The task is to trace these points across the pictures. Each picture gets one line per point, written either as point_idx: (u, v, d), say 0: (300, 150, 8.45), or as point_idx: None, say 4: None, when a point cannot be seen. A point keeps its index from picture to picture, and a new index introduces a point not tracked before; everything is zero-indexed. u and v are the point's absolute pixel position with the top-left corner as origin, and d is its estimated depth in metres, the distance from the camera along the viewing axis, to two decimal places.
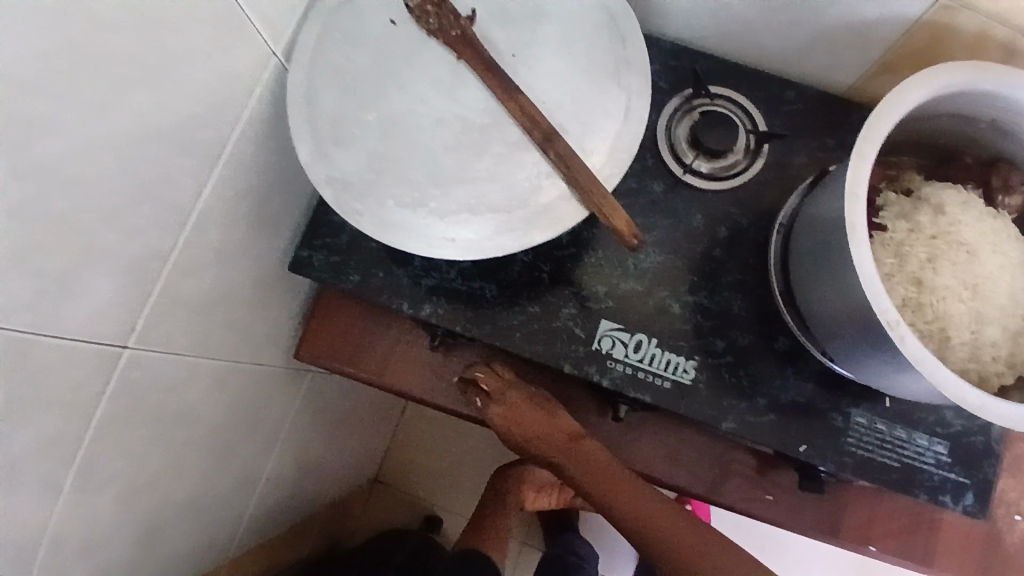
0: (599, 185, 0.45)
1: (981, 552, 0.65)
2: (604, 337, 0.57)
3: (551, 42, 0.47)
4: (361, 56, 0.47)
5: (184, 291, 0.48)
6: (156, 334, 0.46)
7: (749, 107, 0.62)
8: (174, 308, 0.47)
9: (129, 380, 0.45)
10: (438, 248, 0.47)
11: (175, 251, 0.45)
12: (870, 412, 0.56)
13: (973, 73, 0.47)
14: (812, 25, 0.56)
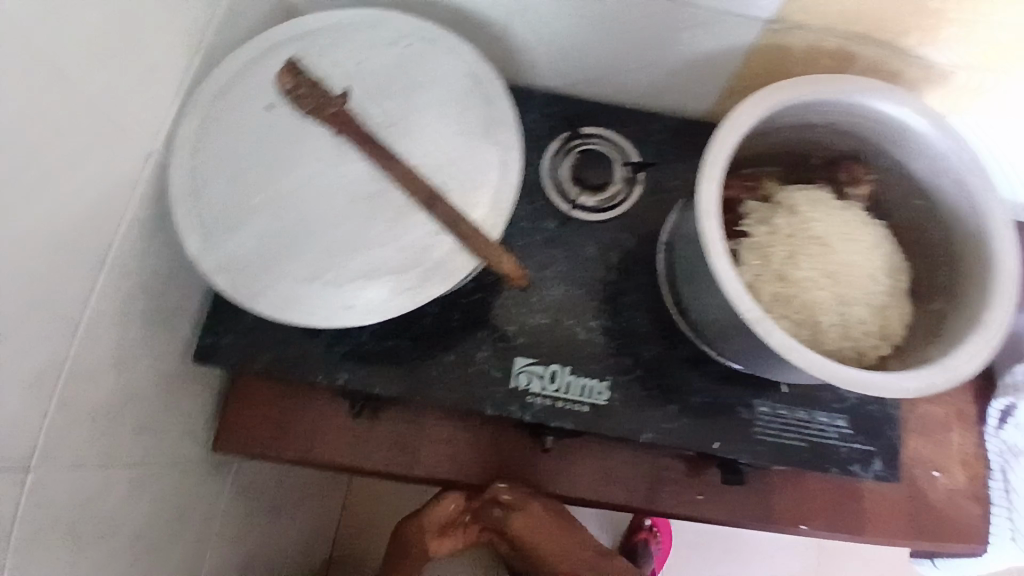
0: (484, 234, 0.48)
1: (898, 503, 0.70)
2: (521, 373, 0.60)
3: (423, 107, 0.50)
4: (240, 144, 0.49)
5: (87, 397, 0.46)
6: (64, 446, 0.45)
7: (623, 142, 0.66)
8: (78, 416, 0.46)
9: (42, 498, 0.43)
10: (339, 318, 0.46)
11: (72, 358, 0.44)
12: (771, 400, 0.61)
13: (797, 89, 0.51)
14: (663, 60, 0.62)
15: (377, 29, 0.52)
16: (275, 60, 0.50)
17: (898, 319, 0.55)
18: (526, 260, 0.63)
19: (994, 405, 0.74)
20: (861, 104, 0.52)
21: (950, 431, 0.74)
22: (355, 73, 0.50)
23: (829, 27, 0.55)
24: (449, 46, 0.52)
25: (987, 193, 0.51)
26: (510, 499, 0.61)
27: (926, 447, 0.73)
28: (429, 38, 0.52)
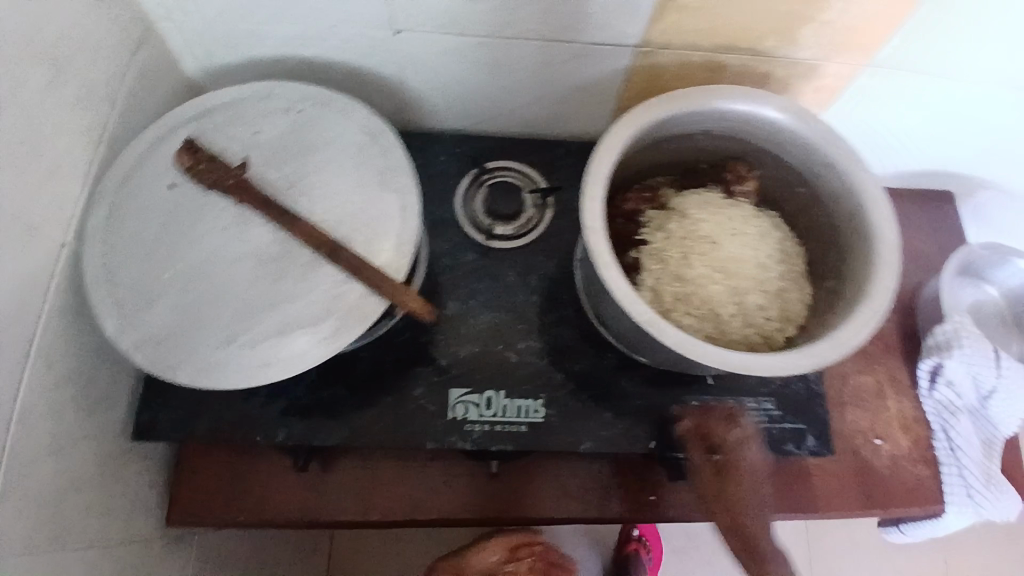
0: (390, 277, 0.50)
1: (846, 476, 0.72)
2: (457, 404, 0.62)
3: (320, 166, 0.53)
4: (148, 225, 0.51)
5: (30, 486, 0.47)
6: (13, 537, 0.45)
7: (530, 171, 0.70)
8: (25, 505, 0.47)
9: None
10: (259, 376, 0.48)
11: (7, 451, 0.45)
12: (700, 394, 0.64)
13: (670, 103, 0.54)
14: (551, 90, 0.66)
15: (270, 99, 0.55)
16: (174, 141, 0.53)
17: (797, 300, 0.59)
18: (450, 294, 0.66)
19: (922, 366, 0.76)
20: (727, 110, 0.55)
21: (887, 398, 0.77)
22: (252, 143, 0.53)
23: (693, 42, 0.59)
24: (340, 106, 0.55)
25: (857, 175, 0.54)
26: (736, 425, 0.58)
27: (865, 417, 0.75)
28: (320, 102, 0.55)
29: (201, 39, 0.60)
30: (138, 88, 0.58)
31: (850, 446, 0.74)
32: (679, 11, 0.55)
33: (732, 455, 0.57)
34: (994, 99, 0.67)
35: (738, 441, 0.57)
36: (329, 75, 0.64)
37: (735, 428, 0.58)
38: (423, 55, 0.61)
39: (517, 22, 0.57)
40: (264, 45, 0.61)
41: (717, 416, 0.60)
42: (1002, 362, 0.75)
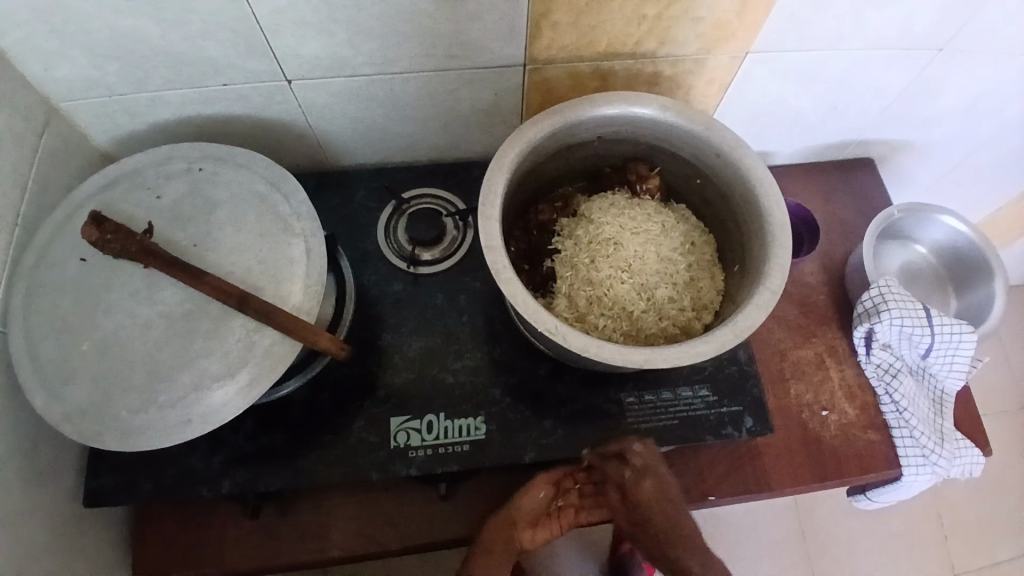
0: (301, 318, 0.51)
1: (796, 448, 0.72)
2: (399, 432, 0.63)
3: (223, 220, 0.54)
4: (62, 297, 0.52)
5: None
6: None
7: (448, 195, 0.73)
8: None
9: None
10: (183, 432, 0.49)
11: None
12: (635, 390, 0.65)
13: (555, 117, 0.56)
14: (454, 115, 0.68)
15: (172, 163, 0.57)
16: (82, 215, 0.55)
17: (709, 287, 0.61)
18: (382, 324, 0.67)
19: (856, 333, 0.75)
20: (613, 114, 0.57)
21: (830, 368, 0.76)
22: (156, 208, 0.55)
23: (577, 54, 0.62)
24: (239, 159, 0.58)
25: (745, 157, 0.56)
26: (640, 462, 0.60)
27: (808, 389, 0.75)
28: (221, 158, 0.58)
29: (106, 111, 0.62)
30: (47, 169, 0.59)
31: (797, 419, 0.74)
32: (553, 28, 0.58)
33: (638, 496, 0.60)
34: (879, 68, 0.69)
35: (641, 478, 0.60)
36: (237, 127, 0.67)
37: (632, 466, 0.60)
38: (320, 98, 0.64)
39: (404, 57, 0.59)
40: (168, 108, 0.63)
41: (612, 462, 0.61)
42: (935, 318, 0.72)
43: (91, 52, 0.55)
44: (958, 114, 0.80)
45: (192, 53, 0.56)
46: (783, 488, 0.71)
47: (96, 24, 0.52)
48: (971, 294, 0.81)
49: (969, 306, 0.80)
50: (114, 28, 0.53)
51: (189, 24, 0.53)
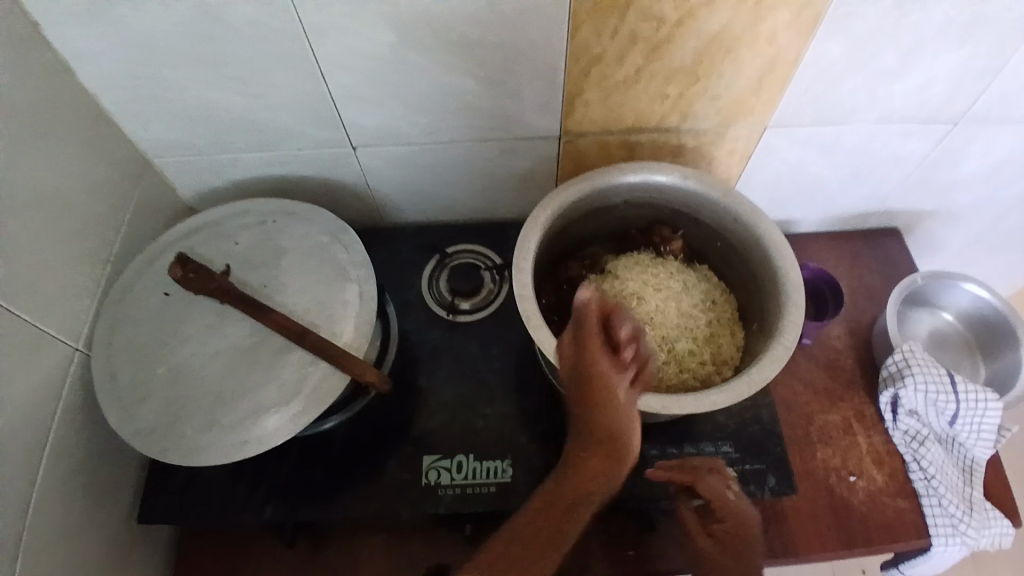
0: (353, 354, 0.57)
1: (824, 511, 0.72)
2: (430, 471, 0.66)
3: (288, 266, 0.62)
4: (145, 327, 0.59)
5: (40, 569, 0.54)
6: None
7: (487, 251, 0.79)
8: None
9: None
10: (238, 453, 0.54)
11: (26, 534, 0.52)
12: (658, 443, 0.68)
13: (584, 183, 0.62)
14: (495, 180, 0.76)
15: (248, 216, 0.65)
16: (166, 258, 0.63)
17: (728, 343, 0.64)
18: (420, 368, 0.72)
19: (882, 397, 0.76)
20: (637, 181, 0.63)
21: (858, 433, 0.77)
22: (231, 254, 0.62)
23: (607, 127, 0.69)
24: (305, 215, 0.65)
25: (760, 222, 0.60)
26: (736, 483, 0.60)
27: (837, 453, 0.75)
28: (290, 213, 0.66)
29: (194, 169, 0.72)
30: (137, 218, 0.68)
31: (825, 483, 0.74)
32: (585, 105, 0.66)
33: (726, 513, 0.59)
34: (895, 140, 0.73)
35: (738, 500, 0.59)
36: (303, 186, 0.75)
37: (730, 484, 0.60)
38: (378, 162, 0.72)
39: (453, 129, 0.68)
40: (246, 169, 0.72)
41: (708, 476, 0.60)
42: (960, 386, 0.73)
43: (187, 118, 0.64)
44: (978, 184, 0.83)
45: (274, 121, 0.65)
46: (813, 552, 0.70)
47: (194, 95, 0.62)
48: (999, 361, 0.81)
49: (996, 373, 0.81)
50: (211, 100, 0.63)
51: (274, 97, 0.62)
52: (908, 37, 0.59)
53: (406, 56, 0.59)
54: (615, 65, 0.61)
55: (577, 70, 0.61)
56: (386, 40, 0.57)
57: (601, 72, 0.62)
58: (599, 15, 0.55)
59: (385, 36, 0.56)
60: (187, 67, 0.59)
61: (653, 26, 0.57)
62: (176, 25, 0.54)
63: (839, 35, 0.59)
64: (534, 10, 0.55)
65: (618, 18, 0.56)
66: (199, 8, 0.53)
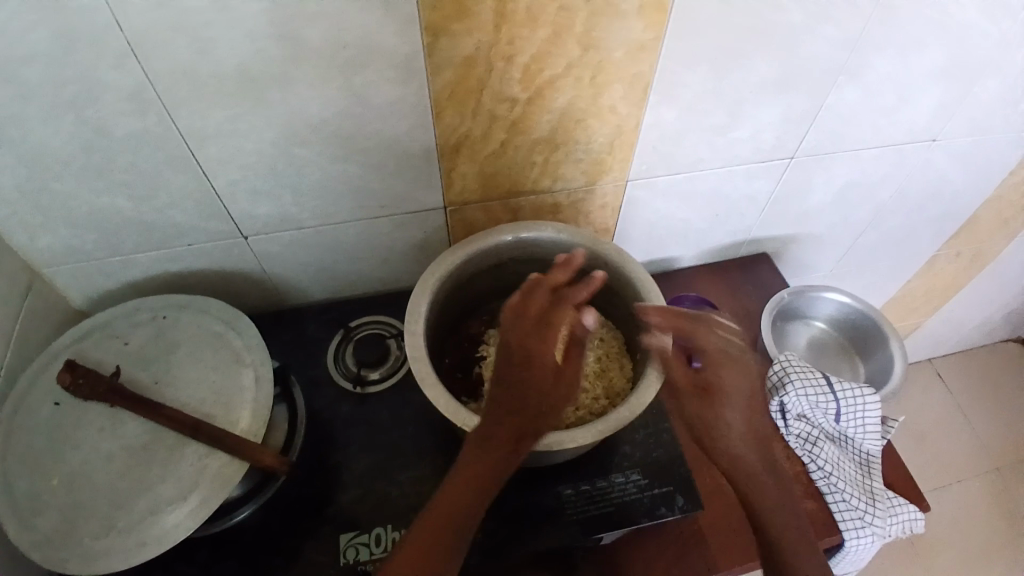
0: (247, 438, 0.57)
1: (762, 473, 0.64)
2: (348, 547, 0.66)
3: (183, 358, 0.63)
4: (32, 438, 0.58)
5: None
6: None
7: (390, 319, 0.82)
8: None
9: None
10: (136, 556, 0.53)
11: None
12: (572, 482, 0.71)
13: (468, 246, 0.67)
14: (390, 252, 0.80)
15: (140, 314, 0.66)
16: (56, 364, 0.62)
17: (618, 376, 0.70)
18: (333, 445, 0.73)
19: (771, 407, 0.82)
20: (516, 239, 0.69)
21: (719, 373, 0.68)
22: (124, 353, 0.63)
23: (487, 195, 0.75)
24: (198, 306, 0.67)
25: (626, 264, 0.67)
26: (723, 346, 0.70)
27: (717, 336, 0.69)
28: (183, 306, 0.67)
29: (86, 276, 0.72)
30: (26, 329, 0.67)
31: (714, 389, 0.67)
32: (461, 177, 0.71)
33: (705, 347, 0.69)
34: (747, 178, 0.82)
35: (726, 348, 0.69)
36: (201, 279, 0.77)
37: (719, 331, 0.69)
38: (273, 249, 0.75)
39: (342, 211, 0.72)
40: (141, 269, 0.73)
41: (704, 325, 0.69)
42: (836, 385, 0.80)
43: (73, 226, 0.66)
44: (829, 209, 0.94)
45: (163, 222, 0.68)
46: (769, 528, 0.62)
47: (79, 204, 0.63)
48: (873, 362, 0.90)
49: (873, 371, 0.89)
50: (96, 207, 0.64)
51: (160, 199, 0.65)
52: (730, 94, 0.69)
53: (286, 151, 0.63)
54: (482, 140, 0.67)
55: (448, 149, 0.67)
56: (265, 138, 0.61)
57: (471, 149, 0.68)
58: (458, 100, 0.62)
59: (266, 135, 0.61)
60: (71, 179, 0.61)
61: (508, 106, 0.64)
62: (56, 140, 0.57)
63: (671, 99, 0.67)
64: (398, 101, 0.61)
65: (475, 102, 0.63)
66: (77, 122, 0.56)
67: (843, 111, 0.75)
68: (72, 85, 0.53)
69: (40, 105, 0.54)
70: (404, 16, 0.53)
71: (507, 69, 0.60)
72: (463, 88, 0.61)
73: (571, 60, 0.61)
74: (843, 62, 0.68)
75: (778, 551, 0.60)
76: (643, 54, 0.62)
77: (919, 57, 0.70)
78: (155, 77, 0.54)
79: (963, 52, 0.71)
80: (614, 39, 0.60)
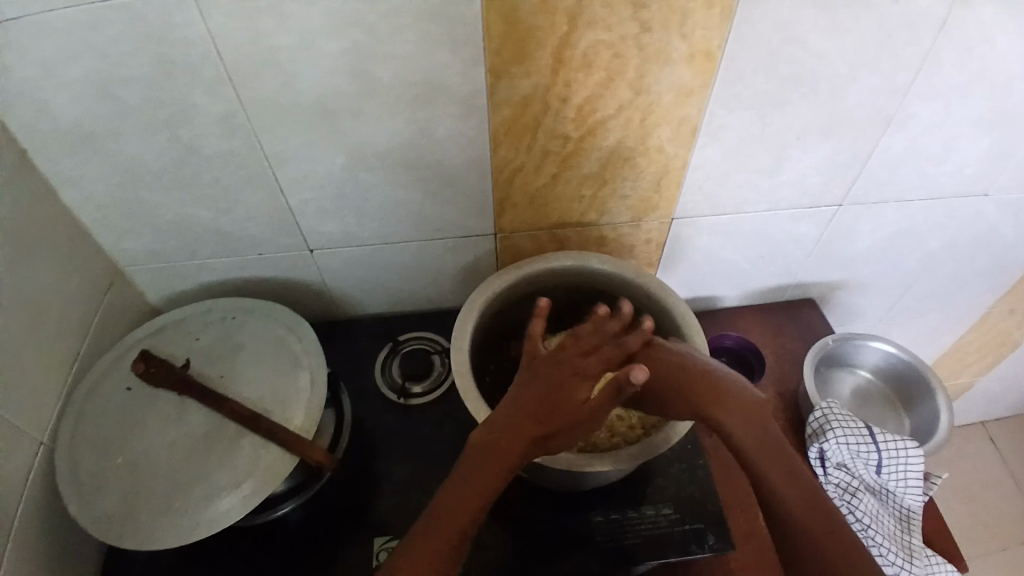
0: (300, 435, 0.61)
1: (779, 450, 0.58)
2: (381, 552, 0.68)
3: (245, 358, 0.68)
4: (107, 420, 0.63)
5: None
6: None
7: (436, 337, 0.86)
8: None
9: None
10: (190, 535, 0.57)
11: None
12: (604, 509, 0.72)
13: (516, 271, 0.71)
14: (440, 273, 0.84)
15: (210, 314, 0.72)
16: (131, 355, 0.68)
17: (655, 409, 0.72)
18: (374, 452, 0.76)
19: (810, 453, 0.81)
20: (562, 266, 0.72)
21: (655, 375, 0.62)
22: (193, 349, 0.69)
23: (536, 225, 0.78)
24: (263, 311, 0.72)
25: (667, 297, 0.69)
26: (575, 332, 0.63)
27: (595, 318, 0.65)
28: (248, 311, 0.72)
29: (163, 277, 0.79)
30: (107, 322, 0.74)
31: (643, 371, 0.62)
32: (513, 206, 0.75)
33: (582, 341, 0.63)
34: (791, 221, 0.84)
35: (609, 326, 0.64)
36: (265, 287, 0.83)
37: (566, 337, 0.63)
38: (334, 263, 0.80)
39: (399, 231, 0.76)
40: (211, 274, 0.79)
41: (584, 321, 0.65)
42: (878, 435, 0.79)
43: (158, 231, 0.72)
44: (876, 256, 0.93)
45: (238, 232, 0.74)
46: (790, 517, 0.56)
47: (166, 211, 0.70)
48: (918, 415, 0.88)
49: (918, 425, 0.88)
50: (180, 215, 0.71)
51: (237, 211, 0.71)
52: (774, 139, 0.71)
53: (354, 175, 0.68)
54: (534, 173, 0.71)
55: (502, 180, 0.71)
56: (337, 161, 0.67)
57: (523, 180, 0.72)
58: (515, 135, 0.66)
59: (337, 158, 0.66)
60: (161, 188, 0.67)
61: (561, 142, 0.68)
62: (154, 153, 0.64)
63: (716, 142, 0.70)
64: (459, 133, 0.65)
65: (530, 137, 0.67)
66: (174, 138, 0.62)
67: (889, 160, 0.76)
68: (172, 106, 0.59)
69: (143, 122, 0.61)
70: (470, 58, 0.58)
71: (562, 109, 0.64)
72: (520, 124, 0.65)
73: (622, 102, 0.65)
74: (888, 112, 0.70)
75: (805, 543, 0.54)
76: (690, 99, 0.65)
77: (968, 110, 0.70)
78: (247, 104, 0.60)
79: (1015, 107, 0.71)
80: (662, 84, 0.63)
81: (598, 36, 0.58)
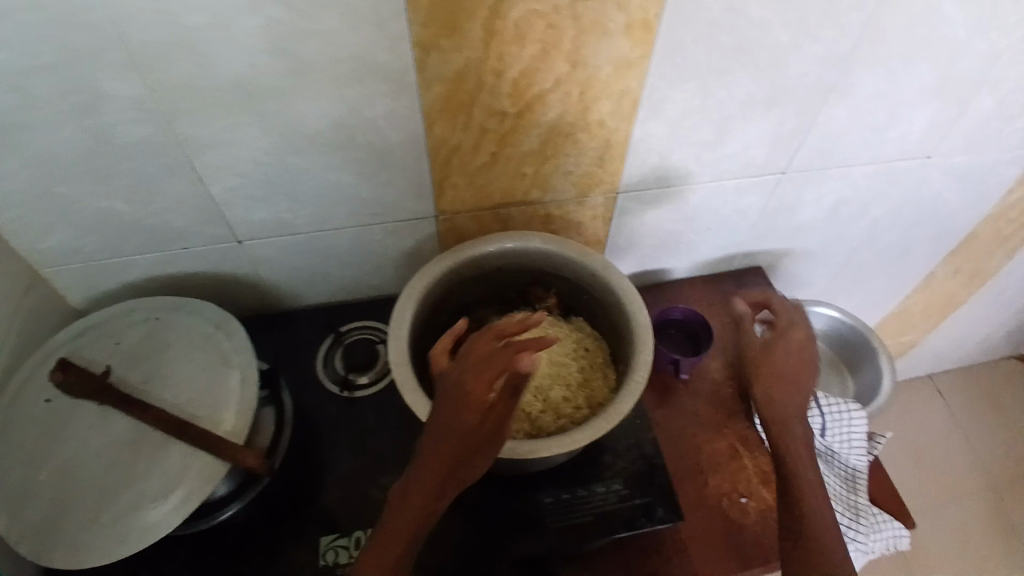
0: (231, 439, 0.58)
1: None
2: (328, 550, 0.67)
3: (172, 359, 0.64)
4: (24, 432, 0.59)
5: None
6: None
7: (381, 324, 0.83)
8: None
9: None
10: (119, 549, 0.54)
11: None
12: (553, 490, 0.71)
13: (454, 255, 0.69)
14: (382, 258, 0.81)
15: (133, 314, 0.68)
16: (48, 362, 0.64)
17: (601, 387, 0.71)
18: (319, 447, 0.74)
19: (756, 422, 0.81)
20: (501, 248, 0.70)
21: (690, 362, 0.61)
22: (115, 353, 0.65)
23: (478, 206, 0.76)
24: (190, 308, 0.68)
25: (609, 275, 0.68)
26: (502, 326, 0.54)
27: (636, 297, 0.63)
28: (174, 308, 0.68)
29: (86, 276, 0.74)
30: (25, 326, 0.69)
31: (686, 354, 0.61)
32: (452, 187, 0.72)
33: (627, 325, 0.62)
34: (737, 193, 0.83)
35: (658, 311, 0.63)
36: (197, 281, 0.78)
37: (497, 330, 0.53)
38: (268, 254, 0.76)
39: (334, 218, 0.73)
40: (138, 271, 0.75)
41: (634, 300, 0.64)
42: (821, 401, 0.81)
43: (73, 228, 0.67)
44: (822, 223, 0.94)
45: (162, 225, 0.69)
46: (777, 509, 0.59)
47: (80, 207, 0.65)
48: (863, 379, 0.90)
49: (862, 388, 0.90)
50: (96, 210, 0.66)
51: (158, 203, 0.67)
52: (718, 111, 0.70)
53: (281, 160, 0.65)
54: (472, 152, 0.68)
55: (439, 160, 0.68)
56: (261, 146, 0.63)
57: (461, 160, 0.69)
58: (449, 113, 0.63)
59: (261, 143, 0.62)
60: (71, 182, 0.62)
61: (498, 119, 0.65)
62: (58, 145, 0.59)
63: (659, 116, 0.69)
64: (389, 112, 0.62)
65: (466, 114, 0.64)
66: (80, 129, 0.57)
67: (833, 128, 0.76)
68: (71, 93, 0.54)
69: (39, 112, 0.55)
70: (395, 32, 0.55)
71: (497, 85, 0.61)
72: (454, 101, 0.62)
73: (559, 76, 0.62)
74: (831, 80, 0.69)
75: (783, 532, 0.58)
76: (630, 71, 0.63)
77: (910, 77, 0.70)
78: (155, 89, 0.55)
79: (955, 72, 0.71)
80: (601, 56, 0.61)
81: (531, 6, 0.55)
